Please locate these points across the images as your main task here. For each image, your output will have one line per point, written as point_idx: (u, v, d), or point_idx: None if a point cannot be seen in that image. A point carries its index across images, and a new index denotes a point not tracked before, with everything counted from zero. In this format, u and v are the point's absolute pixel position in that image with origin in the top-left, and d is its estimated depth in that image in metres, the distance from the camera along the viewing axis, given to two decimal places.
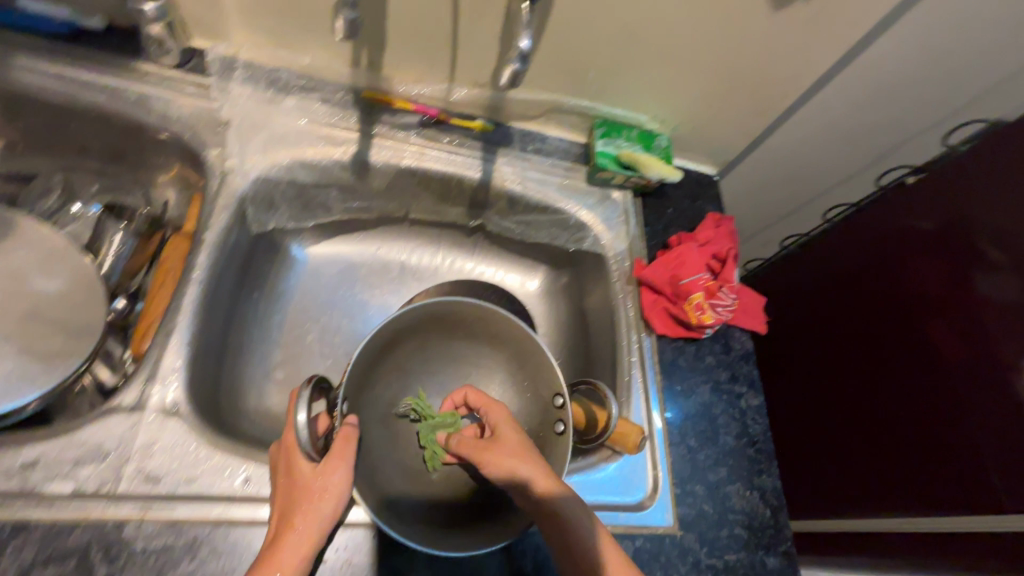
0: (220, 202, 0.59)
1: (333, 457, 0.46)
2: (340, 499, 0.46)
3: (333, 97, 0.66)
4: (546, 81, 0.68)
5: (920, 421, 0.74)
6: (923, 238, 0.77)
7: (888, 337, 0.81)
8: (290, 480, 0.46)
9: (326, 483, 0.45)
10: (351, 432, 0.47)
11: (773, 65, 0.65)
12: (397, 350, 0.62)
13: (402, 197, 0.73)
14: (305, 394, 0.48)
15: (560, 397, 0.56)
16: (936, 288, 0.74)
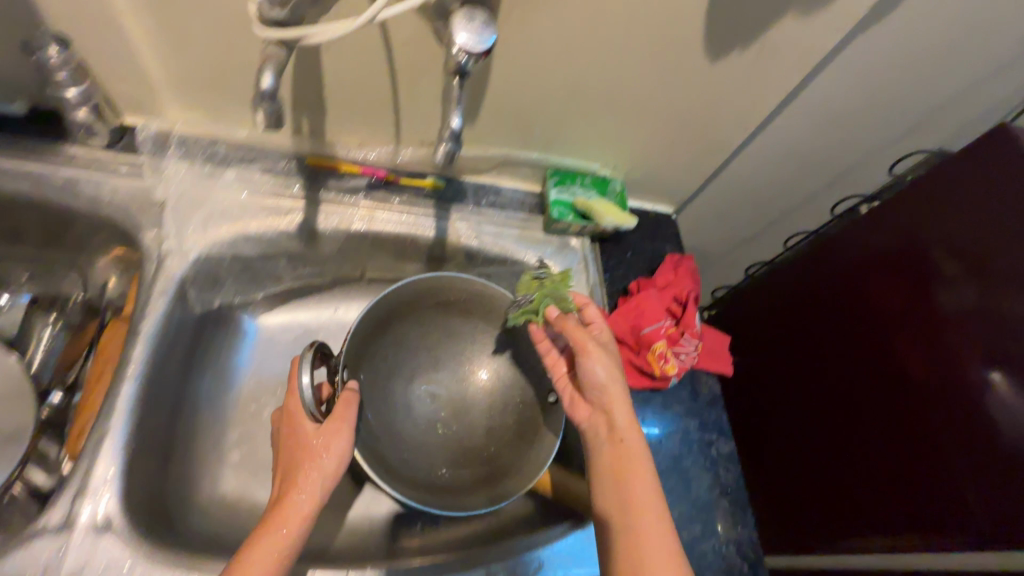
0: (158, 287, 0.56)
1: (335, 420, 0.56)
2: (341, 453, 0.56)
3: (276, 167, 0.64)
4: (494, 137, 0.68)
5: (897, 445, 0.73)
6: (882, 261, 0.77)
7: (856, 360, 0.80)
8: (302, 434, 0.56)
9: (329, 442, 0.55)
10: (351, 396, 0.57)
11: (716, 110, 0.66)
12: (401, 324, 0.66)
13: (355, 259, 0.71)
14: (308, 357, 0.57)
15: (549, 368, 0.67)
16: (898, 305, 0.74)
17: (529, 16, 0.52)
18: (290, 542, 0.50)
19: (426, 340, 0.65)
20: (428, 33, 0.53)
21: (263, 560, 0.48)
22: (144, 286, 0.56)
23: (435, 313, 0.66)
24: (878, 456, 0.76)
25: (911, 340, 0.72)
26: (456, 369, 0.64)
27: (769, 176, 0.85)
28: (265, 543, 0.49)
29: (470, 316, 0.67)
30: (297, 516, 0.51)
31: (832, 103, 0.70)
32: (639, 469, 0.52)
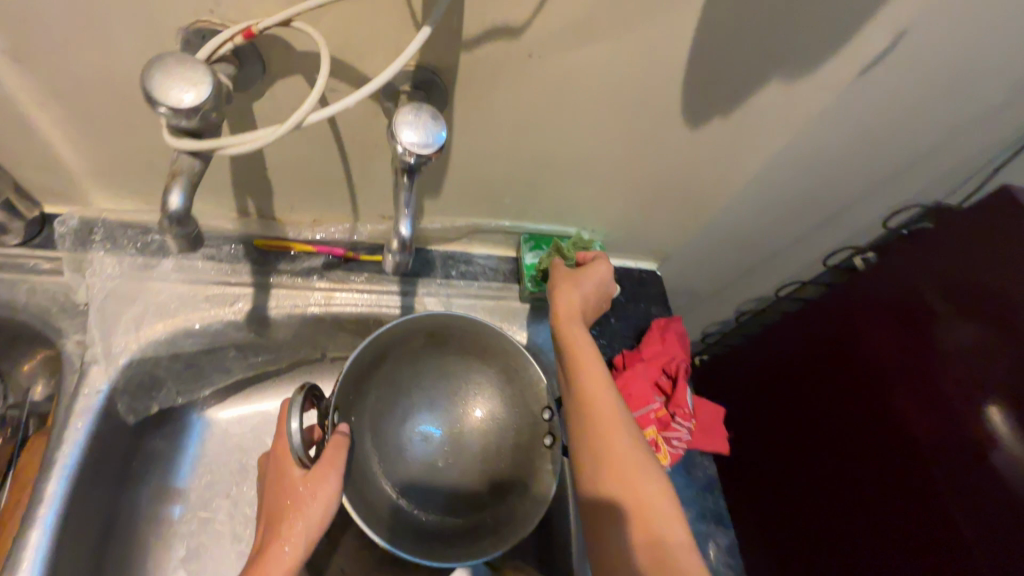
0: (80, 400, 0.50)
1: (323, 466, 0.50)
2: (329, 503, 0.50)
3: (220, 251, 0.58)
4: (460, 209, 0.63)
5: (905, 513, 0.65)
6: (878, 311, 0.73)
7: (853, 413, 0.74)
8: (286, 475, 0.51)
9: (317, 489, 0.50)
10: (340, 441, 0.51)
11: (697, 171, 0.62)
12: (394, 363, 0.60)
13: (314, 342, 0.65)
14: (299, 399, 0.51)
15: (548, 411, 0.59)
16: (890, 345, 0.70)
17: (489, 92, 0.47)
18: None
19: (420, 378, 0.60)
20: (378, 112, 0.48)
21: None
22: (63, 402, 0.50)
23: (427, 348, 0.61)
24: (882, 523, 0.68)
25: (909, 391, 0.66)
26: (451, 408, 0.60)
27: (755, 230, 0.81)
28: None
29: (465, 355, 0.61)
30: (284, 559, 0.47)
31: (819, 158, 0.66)
32: (609, 417, 0.51)
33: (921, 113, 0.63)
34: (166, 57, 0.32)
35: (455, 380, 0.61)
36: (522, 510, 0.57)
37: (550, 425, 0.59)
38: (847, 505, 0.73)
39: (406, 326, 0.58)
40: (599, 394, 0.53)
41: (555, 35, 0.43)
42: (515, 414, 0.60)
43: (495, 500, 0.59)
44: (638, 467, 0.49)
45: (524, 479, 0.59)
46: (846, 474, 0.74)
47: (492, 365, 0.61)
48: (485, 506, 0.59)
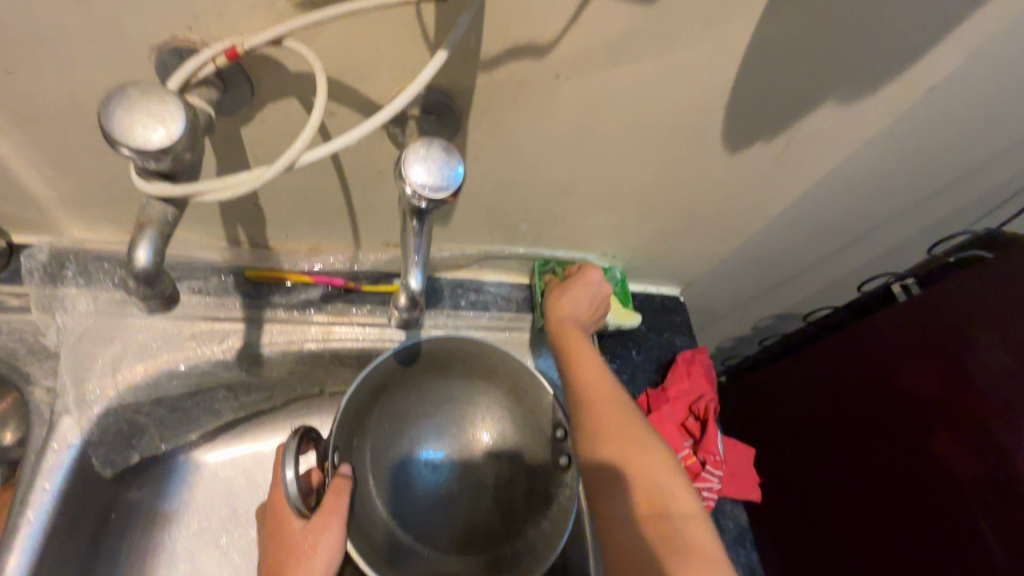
0: (51, 457, 0.45)
1: (324, 515, 0.46)
2: (332, 554, 0.46)
3: (209, 283, 0.53)
4: (471, 236, 0.57)
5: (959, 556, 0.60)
6: (912, 340, 0.69)
7: (886, 446, 0.70)
8: (286, 528, 0.47)
9: (318, 540, 0.46)
10: (342, 486, 0.47)
11: (731, 196, 0.56)
12: (395, 388, 0.55)
13: (312, 378, 0.60)
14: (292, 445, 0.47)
15: (560, 428, 0.54)
16: (924, 379, 0.66)
17: (508, 117, 0.42)
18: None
19: (422, 404, 0.55)
20: (383, 138, 0.43)
21: None
22: (32, 458, 0.45)
23: (429, 372, 0.56)
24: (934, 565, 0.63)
25: (948, 427, 0.63)
26: (457, 432, 0.54)
27: (784, 254, 0.75)
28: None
29: (470, 378, 0.56)
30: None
31: (861, 182, 0.61)
32: (600, 395, 0.48)
33: (975, 136, 0.57)
34: (129, 87, 0.27)
35: (461, 402, 0.56)
36: (541, 539, 0.52)
37: (563, 443, 0.54)
38: (891, 548, 0.68)
39: (409, 350, 0.53)
40: (593, 372, 0.50)
41: (586, 56, 0.38)
42: (527, 433, 0.55)
43: (513, 528, 0.53)
44: (639, 439, 0.45)
45: (541, 502, 0.54)
46: (886, 511, 0.70)
47: (499, 383, 0.56)
48: (501, 542, 0.53)
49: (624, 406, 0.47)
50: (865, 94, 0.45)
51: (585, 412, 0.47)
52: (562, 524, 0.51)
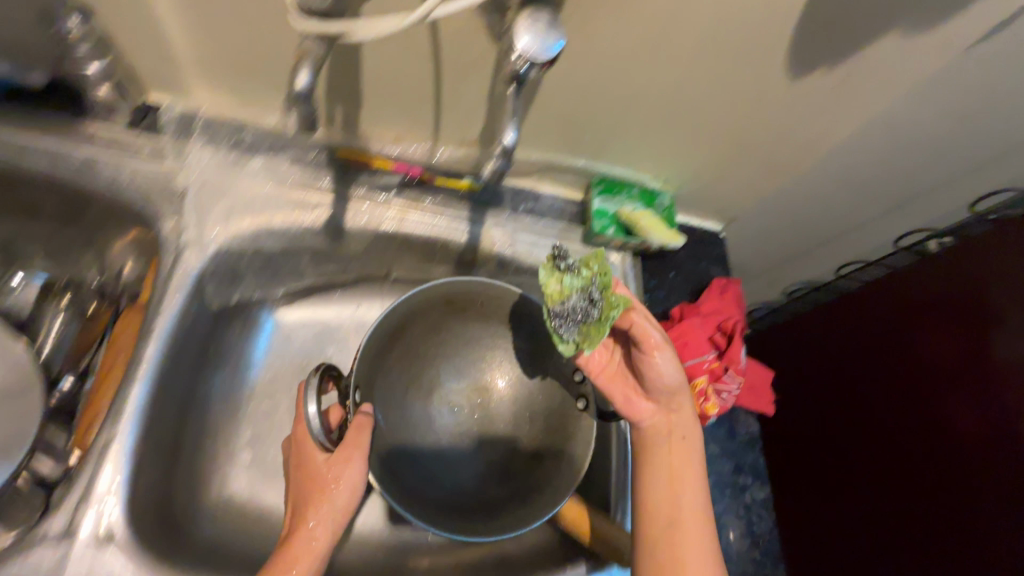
0: (173, 283, 0.53)
1: (345, 450, 0.54)
2: (353, 483, 0.55)
3: (305, 157, 0.60)
4: (539, 142, 0.62)
5: (928, 508, 0.68)
6: (934, 301, 0.72)
7: (896, 404, 0.75)
8: (314, 464, 0.55)
9: (340, 472, 0.54)
10: (362, 423, 0.53)
11: (789, 125, 0.60)
12: (421, 330, 0.58)
13: (382, 258, 0.67)
14: (313, 383, 0.56)
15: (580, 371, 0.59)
16: (953, 352, 0.68)
17: (598, 16, 0.46)
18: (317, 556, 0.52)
19: (441, 350, 0.58)
20: (483, 28, 0.47)
21: None
22: (161, 277, 0.53)
23: (451, 315, 0.59)
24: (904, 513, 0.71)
25: (960, 397, 0.67)
26: (472, 380, 0.57)
27: (826, 207, 0.78)
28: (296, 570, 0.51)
29: (487, 325, 0.59)
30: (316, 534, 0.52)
31: (912, 132, 0.63)
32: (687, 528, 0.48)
33: None
34: None
35: (480, 349, 0.58)
36: (549, 485, 0.56)
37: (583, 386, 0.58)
38: (870, 492, 0.76)
39: (434, 289, 0.57)
40: (680, 500, 0.49)
41: None
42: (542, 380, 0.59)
43: (515, 475, 0.57)
44: None
45: (549, 451, 0.57)
46: (875, 461, 0.76)
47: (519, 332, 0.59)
48: (517, 485, 0.57)
49: (705, 556, 0.47)
50: (935, 26, 0.48)
51: (664, 538, 0.47)
52: (577, 469, 0.56)
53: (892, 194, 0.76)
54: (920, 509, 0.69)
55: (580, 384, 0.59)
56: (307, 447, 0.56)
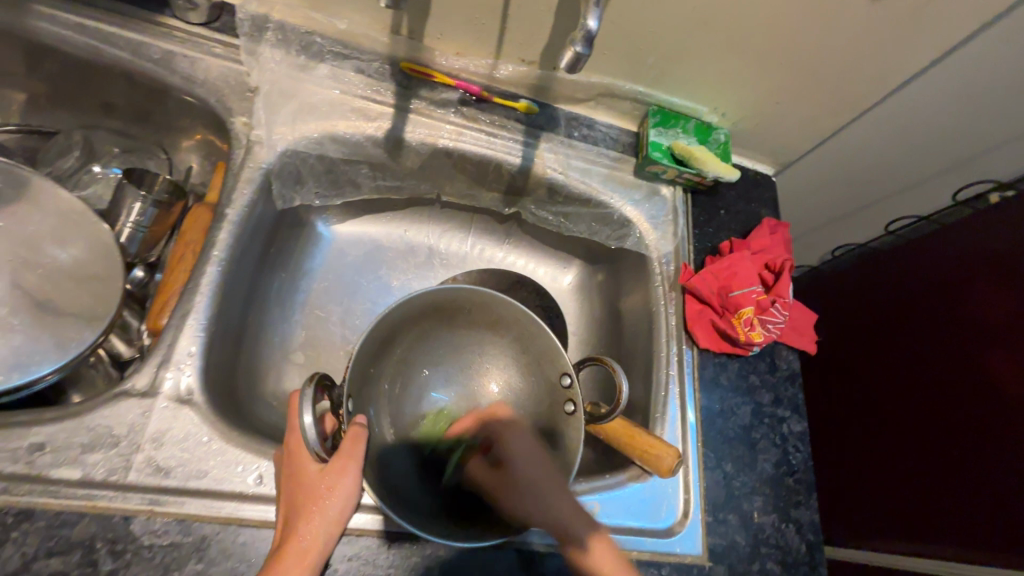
0: (244, 175, 0.55)
1: (342, 458, 0.41)
2: (351, 497, 0.41)
3: (370, 67, 0.61)
4: (601, 63, 0.62)
5: (937, 449, 0.74)
6: (991, 260, 0.73)
7: (937, 362, 0.76)
8: (298, 490, 0.41)
9: (335, 485, 0.40)
10: (361, 434, 0.41)
11: (864, 52, 0.58)
12: (407, 338, 0.56)
13: (435, 177, 0.68)
14: (307, 392, 0.41)
15: (566, 376, 0.51)
16: (998, 309, 0.70)
17: None
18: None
19: (432, 350, 0.57)
20: None
21: None
22: (232, 171, 0.56)
23: (435, 322, 0.56)
24: (939, 468, 0.73)
25: (1008, 353, 0.68)
26: (465, 384, 0.57)
27: (885, 156, 0.76)
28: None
29: (474, 328, 0.57)
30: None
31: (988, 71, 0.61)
32: None
33: None
34: None
35: (474, 358, 0.57)
36: None
37: (570, 391, 0.51)
38: (894, 436, 0.80)
39: (416, 299, 0.52)
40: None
41: None
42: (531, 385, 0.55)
43: None
44: None
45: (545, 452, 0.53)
46: (912, 417, 0.78)
47: (504, 335, 0.56)
48: None
49: None
50: None
51: None
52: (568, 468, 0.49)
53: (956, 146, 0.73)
54: (955, 462, 0.71)
55: (567, 389, 0.52)
56: (293, 465, 0.42)
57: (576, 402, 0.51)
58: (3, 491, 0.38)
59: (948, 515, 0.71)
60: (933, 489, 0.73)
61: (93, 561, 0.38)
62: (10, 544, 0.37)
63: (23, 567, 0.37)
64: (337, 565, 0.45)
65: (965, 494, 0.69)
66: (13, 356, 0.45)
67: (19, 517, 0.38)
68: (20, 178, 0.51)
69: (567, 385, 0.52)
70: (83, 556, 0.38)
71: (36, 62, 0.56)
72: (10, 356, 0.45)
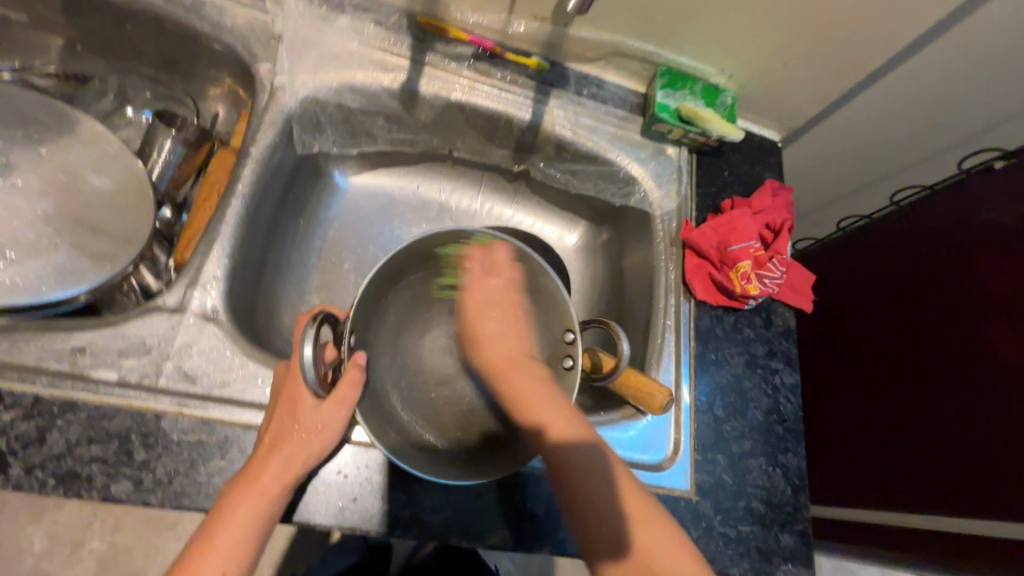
0: (267, 118, 0.59)
1: (335, 402, 0.44)
2: (330, 438, 0.44)
3: (388, 20, 0.63)
4: (611, 22, 0.63)
5: (930, 415, 0.75)
6: (997, 231, 0.73)
7: (936, 333, 0.78)
8: (288, 414, 0.43)
9: (322, 424, 0.43)
10: (357, 379, 0.44)
11: (870, 17, 0.59)
12: (417, 281, 0.57)
13: (447, 132, 0.70)
14: (309, 330, 0.43)
15: (571, 332, 0.52)
16: (1001, 281, 0.71)
17: None
18: (255, 528, 0.40)
19: (440, 289, 0.58)
20: None
21: (238, 526, 0.40)
22: (257, 115, 0.59)
23: (445, 266, 0.58)
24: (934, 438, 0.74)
25: (1007, 323, 0.69)
26: (470, 325, 0.58)
27: (893, 126, 0.77)
28: (229, 543, 0.39)
29: (484, 270, 0.58)
30: (257, 504, 0.40)
31: (997, 37, 0.62)
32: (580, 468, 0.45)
33: None
34: None
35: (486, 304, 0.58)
36: None
37: (571, 346, 0.53)
38: (888, 403, 0.82)
39: (423, 245, 0.52)
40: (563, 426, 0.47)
41: None
42: (534, 333, 0.57)
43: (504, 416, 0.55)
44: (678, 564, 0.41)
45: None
46: (910, 387, 0.79)
47: (512, 280, 0.57)
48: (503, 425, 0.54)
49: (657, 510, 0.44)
50: None
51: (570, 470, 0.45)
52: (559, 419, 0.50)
53: (964, 118, 0.74)
54: (950, 429, 0.73)
55: (569, 344, 0.53)
56: (289, 390, 0.44)
57: (575, 359, 0.52)
58: (49, 385, 0.42)
59: (933, 476, 0.73)
60: (927, 457, 0.74)
61: (128, 451, 0.42)
62: (55, 431, 0.41)
63: (66, 450, 0.41)
64: (348, 471, 0.47)
65: (953, 457, 0.71)
66: (55, 272, 0.49)
67: (63, 409, 0.42)
68: (63, 114, 0.55)
69: (570, 341, 0.53)
70: (119, 446, 0.42)
71: (73, 7, 0.59)
72: (52, 272, 0.49)
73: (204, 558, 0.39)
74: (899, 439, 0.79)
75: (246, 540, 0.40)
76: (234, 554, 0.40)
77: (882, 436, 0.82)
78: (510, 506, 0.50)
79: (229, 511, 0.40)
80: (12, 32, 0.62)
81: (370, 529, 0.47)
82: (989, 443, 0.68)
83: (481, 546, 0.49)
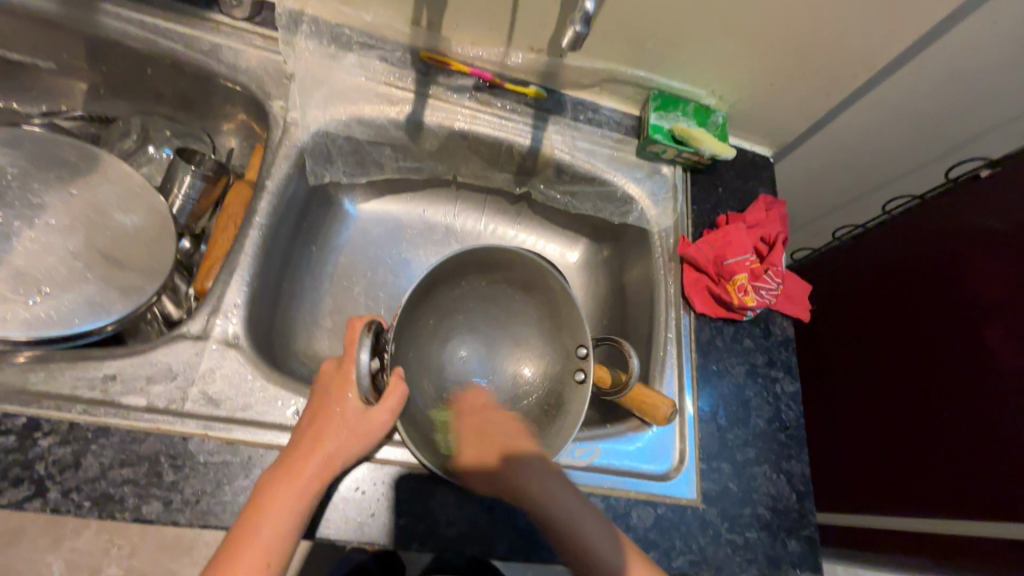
0: (282, 153, 0.62)
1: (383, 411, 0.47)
2: (370, 441, 0.47)
3: (393, 56, 0.67)
4: (604, 50, 0.67)
5: (934, 418, 0.76)
6: (988, 236, 0.75)
7: (936, 335, 0.79)
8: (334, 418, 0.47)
9: (366, 428, 0.47)
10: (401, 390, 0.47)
11: (846, 39, 0.62)
12: (447, 289, 0.57)
13: (451, 159, 0.73)
14: (365, 341, 0.48)
15: (583, 347, 0.54)
16: (997, 285, 0.73)
17: None
18: (294, 518, 0.42)
19: (466, 304, 0.58)
20: None
21: (280, 512, 0.42)
22: (272, 149, 0.62)
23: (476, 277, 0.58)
24: (937, 440, 0.75)
25: (1004, 325, 0.70)
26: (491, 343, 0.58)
27: (879, 138, 0.80)
28: (267, 530, 0.41)
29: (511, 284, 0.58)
30: (298, 496, 0.43)
31: (970, 53, 0.65)
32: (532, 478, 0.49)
33: None
34: None
35: (513, 314, 0.59)
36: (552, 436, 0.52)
37: (583, 360, 0.54)
38: (893, 406, 0.83)
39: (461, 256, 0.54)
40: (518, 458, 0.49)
41: None
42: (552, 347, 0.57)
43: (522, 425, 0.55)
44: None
45: (550, 411, 0.55)
46: (913, 392, 0.80)
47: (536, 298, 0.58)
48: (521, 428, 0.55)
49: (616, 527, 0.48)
50: None
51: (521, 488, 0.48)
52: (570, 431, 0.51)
53: (947, 129, 0.77)
54: (954, 433, 0.73)
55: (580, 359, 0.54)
56: (336, 397, 0.48)
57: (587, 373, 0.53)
58: (83, 411, 0.45)
59: (937, 479, 0.74)
60: (934, 461, 0.75)
61: (158, 472, 0.44)
62: (90, 455, 0.44)
63: (100, 472, 0.43)
64: (365, 487, 0.49)
65: (957, 460, 0.72)
66: (84, 304, 0.52)
67: (96, 434, 0.44)
68: (91, 156, 0.58)
69: (581, 355, 0.54)
70: (149, 467, 0.44)
71: (98, 55, 0.63)
72: (81, 304, 0.52)
73: (246, 546, 0.40)
74: (904, 442, 0.80)
75: (282, 533, 0.41)
76: (276, 543, 0.41)
77: (886, 440, 0.83)
78: (521, 519, 0.52)
79: (266, 501, 0.42)
80: (41, 79, 0.66)
81: (388, 543, 0.48)
82: (993, 444, 0.68)
83: (494, 557, 0.51)
